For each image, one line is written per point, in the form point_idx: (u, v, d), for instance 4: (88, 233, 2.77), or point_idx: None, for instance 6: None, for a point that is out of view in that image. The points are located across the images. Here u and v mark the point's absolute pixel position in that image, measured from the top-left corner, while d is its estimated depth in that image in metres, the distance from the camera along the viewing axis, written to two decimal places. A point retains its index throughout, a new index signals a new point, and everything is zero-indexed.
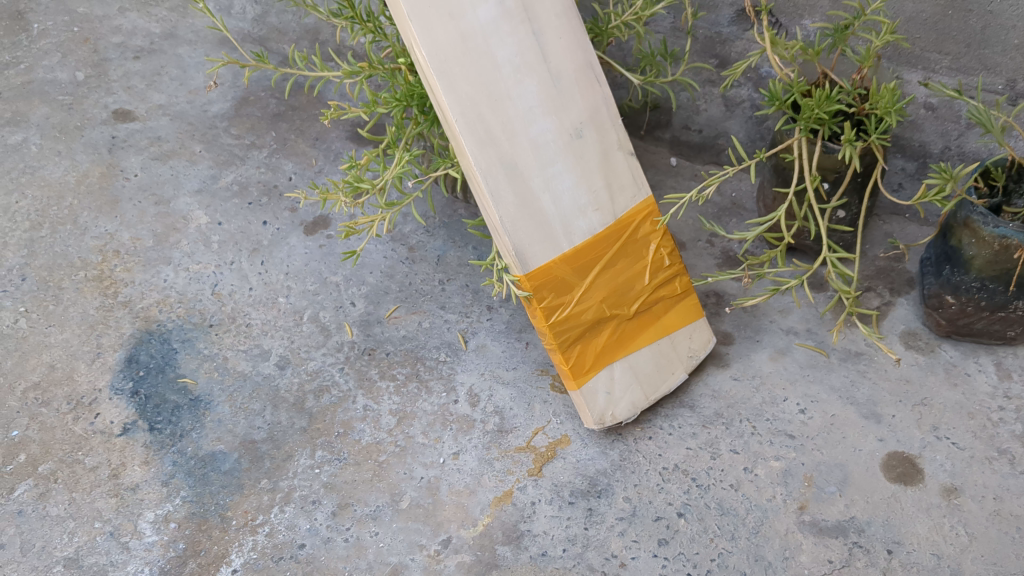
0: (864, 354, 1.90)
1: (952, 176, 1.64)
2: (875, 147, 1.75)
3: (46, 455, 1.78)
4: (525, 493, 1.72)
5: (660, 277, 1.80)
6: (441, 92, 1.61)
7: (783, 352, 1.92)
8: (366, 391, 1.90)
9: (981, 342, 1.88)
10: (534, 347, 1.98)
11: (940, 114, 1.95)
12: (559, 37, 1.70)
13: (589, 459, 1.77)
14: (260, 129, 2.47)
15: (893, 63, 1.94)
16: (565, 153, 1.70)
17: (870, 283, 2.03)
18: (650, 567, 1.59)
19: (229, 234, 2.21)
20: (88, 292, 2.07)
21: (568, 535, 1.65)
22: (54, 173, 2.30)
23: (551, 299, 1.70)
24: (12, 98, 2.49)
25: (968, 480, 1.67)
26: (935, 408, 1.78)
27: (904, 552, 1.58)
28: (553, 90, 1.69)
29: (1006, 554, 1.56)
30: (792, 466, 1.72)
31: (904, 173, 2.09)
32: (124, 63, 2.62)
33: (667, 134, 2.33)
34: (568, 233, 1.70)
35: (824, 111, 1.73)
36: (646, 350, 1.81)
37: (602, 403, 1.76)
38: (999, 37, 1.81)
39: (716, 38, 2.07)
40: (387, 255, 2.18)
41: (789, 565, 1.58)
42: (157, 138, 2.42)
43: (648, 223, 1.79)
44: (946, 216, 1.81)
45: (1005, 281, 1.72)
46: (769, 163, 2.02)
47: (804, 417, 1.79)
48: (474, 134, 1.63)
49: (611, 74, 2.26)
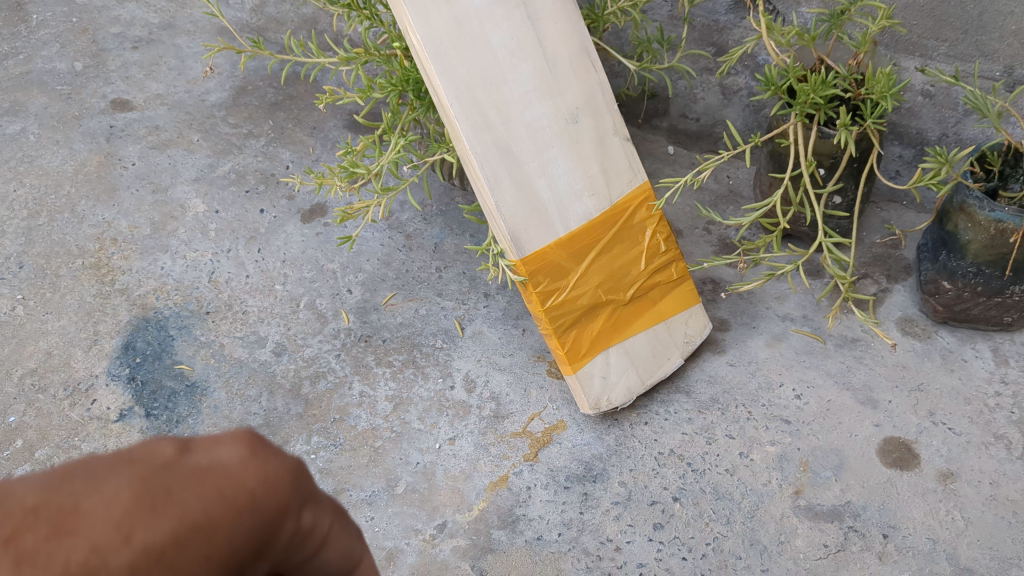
0: (860, 340, 1.89)
1: (948, 159, 1.63)
2: (870, 131, 1.74)
3: (42, 441, 1.79)
4: (520, 478, 1.72)
5: (656, 263, 1.81)
6: (435, 75, 1.60)
7: (780, 338, 1.92)
8: (362, 377, 1.90)
9: (978, 328, 1.88)
10: (530, 333, 1.98)
11: (937, 101, 1.95)
12: (555, 22, 1.70)
13: (585, 444, 1.77)
14: (257, 118, 2.47)
15: (890, 49, 1.95)
16: (560, 138, 1.70)
17: (867, 270, 2.03)
18: (646, 552, 1.59)
19: (226, 223, 2.21)
20: (85, 279, 2.07)
21: (563, 519, 1.65)
22: (52, 162, 2.31)
23: (547, 284, 1.70)
24: (10, 88, 2.50)
25: (965, 465, 1.66)
26: (931, 393, 1.78)
27: (900, 536, 1.58)
28: (547, 75, 1.69)
29: (1002, 538, 1.56)
30: (787, 451, 1.72)
31: (902, 161, 2.09)
32: (122, 53, 2.63)
33: (664, 122, 2.33)
34: (564, 218, 1.70)
35: (819, 95, 1.72)
36: (642, 336, 1.81)
37: (597, 388, 1.76)
38: (995, 24, 1.80)
39: (713, 26, 2.08)
40: (384, 242, 2.19)
41: (784, 550, 1.57)
42: (154, 127, 2.42)
43: (643, 209, 1.79)
44: (941, 202, 1.80)
45: (1001, 266, 1.72)
46: (765, 149, 2.01)
47: (799, 402, 1.79)
48: (469, 119, 1.62)
49: (609, 62, 2.27)
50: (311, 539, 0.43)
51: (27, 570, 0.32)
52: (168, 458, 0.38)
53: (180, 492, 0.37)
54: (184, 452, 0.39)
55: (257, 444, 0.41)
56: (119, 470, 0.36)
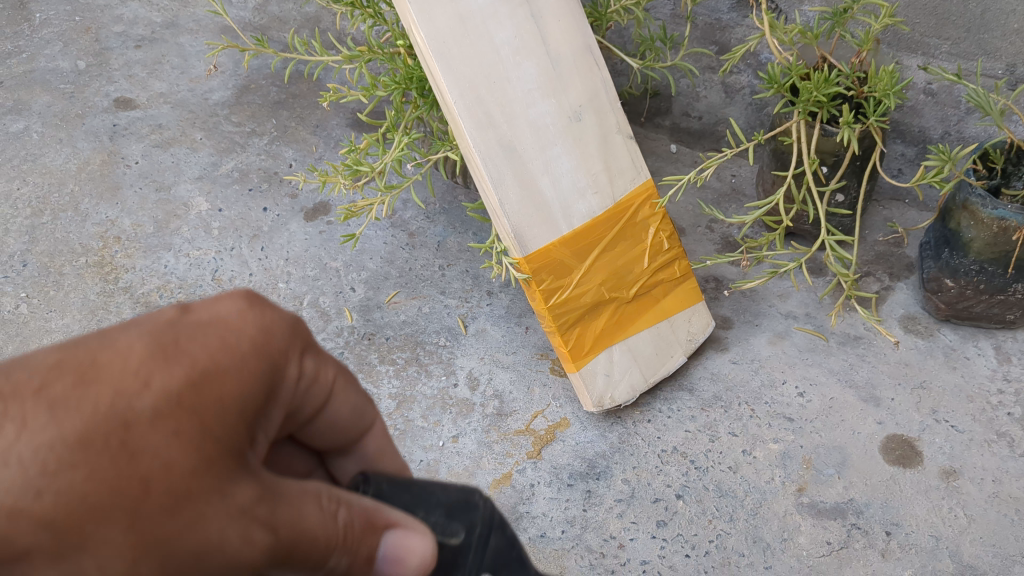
0: (863, 338, 1.90)
1: (951, 157, 1.63)
2: (873, 129, 1.74)
3: None
4: (524, 475, 1.72)
5: (660, 260, 1.81)
6: (439, 73, 1.60)
7: (782, 336, 1.92)
8: (366, 375, 1.91)
9: (980, 326, 1.88)
10: (533, 331, 1.98)
11: (940, 99, 1.96)
12: (558, 20, 1.70)
13: (588, 441, 1.77)
14: (260, 117, 2.47)
15: (893, 47, 1.96)
16: (563, 136, 1.70)
17: (870, 267, 2.04)
18: (649, 549, 1.59)
19: (229, 221, 2.22)
20: (89, 277, 2.07)
21: (566, 516, 1.65)
22: (56, 161, 2.32)
23: (550, 282, 1.70)
24: (14, 86, 2.51)
25: (967, 463, 1.67)
26: (934, 391, 1.78)
27: (903, 534, 1.58)
28: (551, 73, 1.69)
29: (1005, 536, 1.56)
30: (790, 449, 1.72)
31: (904, 159, 2.09)
32: (125, 51, 2.63)
33: (667, 121, 2.33)
34: (568, 215, 1.70)
35: (822, 93, 1.73)
36: (645, 334, 1.82)
37: (601, 385, 1.76)
38: (998, 22, 1.80)
39: (715, 24, 2.09)
40: (387, 241, 2.19)
41: (787, 547, 1.58)
42: (157, 126, 2.43)
43: (646, 206, 1.80)
44: (944, 200, 1.80)
45: (1003, 264, 1.72)
46: (768, 147, 2.01)
47: (802, 400, 1.79)
48: (472, 117, 1.63)
49: (611, 61, 2.27)
50: (210, 391, 0.61)
51: (68, 407, 0.54)
52: (172, 318, 0.64)
53: (181, 341, 0.62)
54: (184, 312, 0.65)
55: (244, 301, 0.69)
56: (130, 334, 0.61)
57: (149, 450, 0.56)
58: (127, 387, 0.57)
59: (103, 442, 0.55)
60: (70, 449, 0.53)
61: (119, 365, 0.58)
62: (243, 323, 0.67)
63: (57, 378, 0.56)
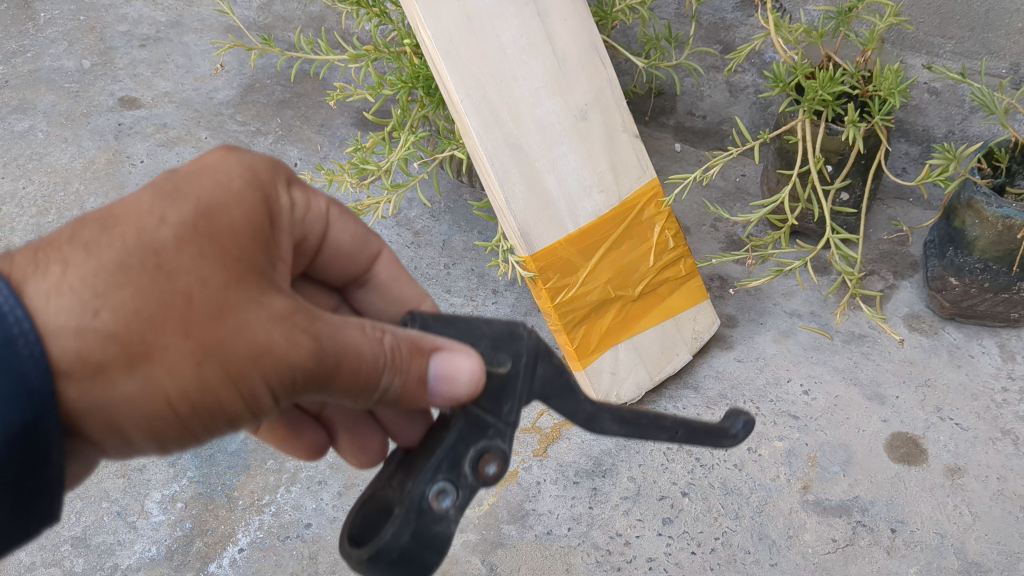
0: (867, 336, 1.90)
1: (956, 156, 1.64)
2: (878, 128, 1.74)
3: None
4: (530, 473, 1.73)
5: (665, 259, 1.82)
6: (446, 72, 1.61)
7: (787, 334, 1.92)
8: None
9: (985, 324, 1.89)
10: (539, 329, 1.99)
11: (944, 98, 1.96)
12: (564, 19, 1.71)
13: (594, 439, 1.77)
14: (265, 116, 2.47)
15: (897, 47, 1.96)
16: (569, 134, 1.71)
17: (874, 266, 2.04)
18: (655, 546, 1.60)
19: None
20: None
21: (572, 514, 1.65)
22: (61, 160, 2.32)
23: (556, 280, 1.71)
24: (19, 85, 2.52)
25: (971, 461, 1.67)
26: (938, 389, 1.79)
27: (908, 531, 1.58)
28: (557, 72, 1.70)
29: (1009, 533, 1.56)
30: (795, 447, 1.73)
31: (908, 158, 2.10)
32: (130, 51, 2.64)
33: (671, 120, 2.34)
34: (574, 214, 1.71)
35: (827, 92, 1.73)
36: (650, 332, 1.82)
37: (606, 383, 1.77)
38: (1002, 21, 1.81)
39: (720, 24, 2.09)
40: (392, 239, 2.20)
41: (793, 544, 1.58)
42: (162, 125, 2.43)
43: (652, 205, 1.80)
44: (949, 198, 1.81)
45: (1008, 262, 1.73)
46: (773, 146, 2.02)
47: (808, 398, 1.80)
48: (479, 116, 1.63)
49: (615, 60, 2.28)
50: (214, 216, 0.75)
51: (98, 241, 0.70)
52: (167, 176, 0.79)
53: (179, 185, 0.77)
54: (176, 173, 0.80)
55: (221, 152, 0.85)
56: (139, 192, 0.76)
57: (182, 269, 0.70)
58: (147, 223, 0.72)
59: (136, 262, 0.69)
60: (111, 271, 0.68)
61: (134, 211, 0.73)
62: (228, 164, 0.83)
63: (89, 229, 0.71)
